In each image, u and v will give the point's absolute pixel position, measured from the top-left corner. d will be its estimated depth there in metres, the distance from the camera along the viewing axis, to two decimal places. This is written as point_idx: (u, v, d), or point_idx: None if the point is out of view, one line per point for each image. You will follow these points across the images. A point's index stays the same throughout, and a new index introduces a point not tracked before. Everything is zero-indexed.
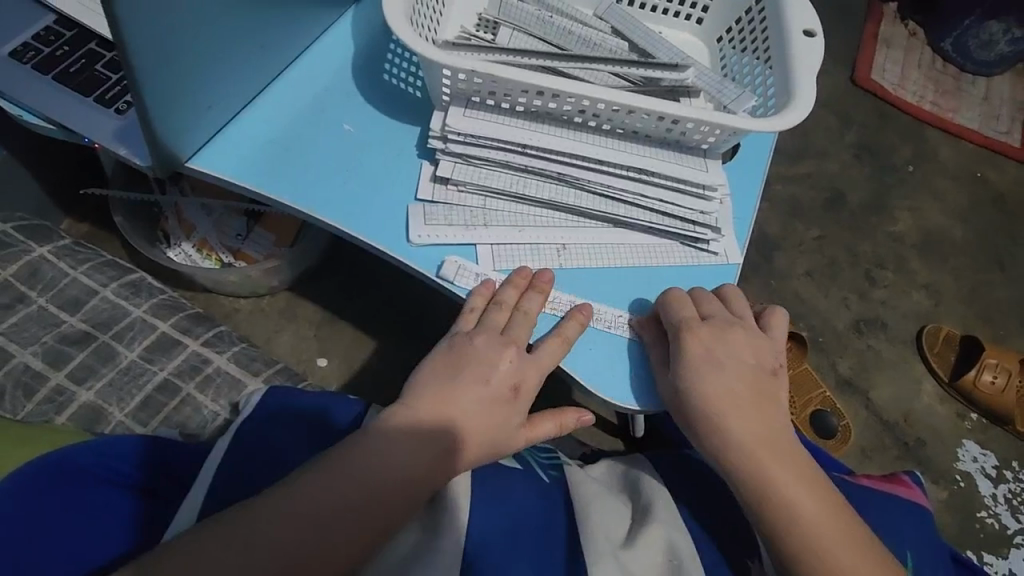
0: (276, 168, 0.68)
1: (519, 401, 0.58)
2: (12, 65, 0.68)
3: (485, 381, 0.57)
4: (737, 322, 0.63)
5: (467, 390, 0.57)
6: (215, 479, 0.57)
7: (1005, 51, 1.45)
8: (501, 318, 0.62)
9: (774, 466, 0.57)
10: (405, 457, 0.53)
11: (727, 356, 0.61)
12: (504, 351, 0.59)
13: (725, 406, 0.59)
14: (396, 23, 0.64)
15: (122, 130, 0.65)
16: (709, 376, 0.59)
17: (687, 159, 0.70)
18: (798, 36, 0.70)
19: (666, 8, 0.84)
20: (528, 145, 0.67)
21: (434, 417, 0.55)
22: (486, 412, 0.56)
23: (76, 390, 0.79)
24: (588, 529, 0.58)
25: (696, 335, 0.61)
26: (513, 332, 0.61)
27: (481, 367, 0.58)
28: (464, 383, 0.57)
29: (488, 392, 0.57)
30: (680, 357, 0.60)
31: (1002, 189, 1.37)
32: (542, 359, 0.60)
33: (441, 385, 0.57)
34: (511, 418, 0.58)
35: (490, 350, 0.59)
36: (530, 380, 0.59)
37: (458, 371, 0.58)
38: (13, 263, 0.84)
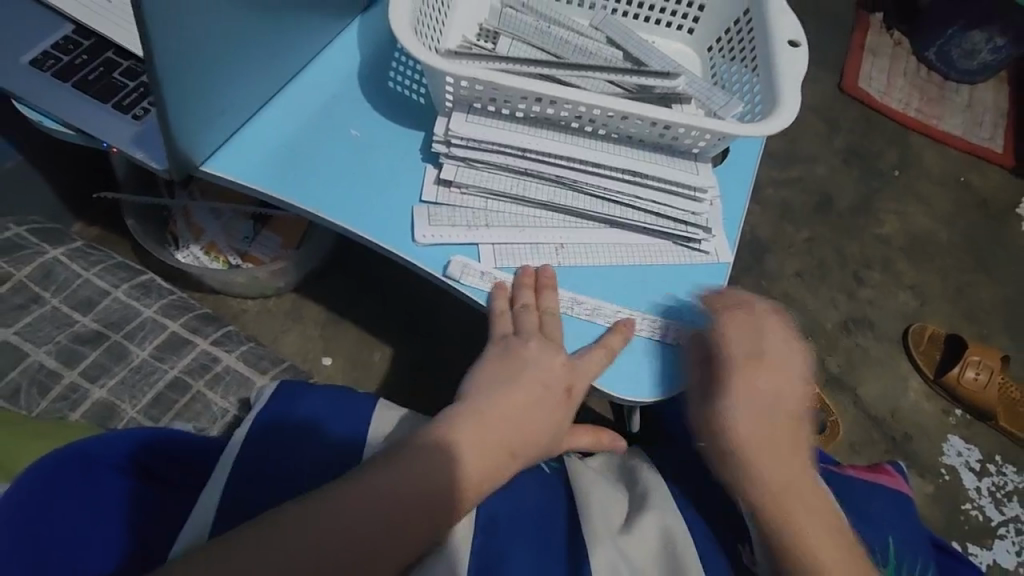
0: (287, 172, 0.71)
1: (573, 400, 0.63)
2: (33, 73, 0.71)
3: (544, 386, 0.61)
4: (789, 364, 0.66)
5: (523, 394, 0.60)
6: (234, 468, 0.60)
7: (988, 60, 1.50)
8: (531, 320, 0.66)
9: (794, 508, 0.59)
10: (469, 457, 0.56)
11: (765, 389, 0.64)
12: (558, 359, 0.63)
13: (754, 439, 0.62)
14: (402, 33, 0.67)
15: (139, 135, 0.68)
16: (745, 409, 0.63)
17: (679, 163, 0.73)
18: (783, 46, 0.74)
19: (659, 19, 0.88)
20: (528, 149, 0.71)
21: (493, 417, 0.58)
22: (544, 413, 0.61)
23: (89, 387, 0.81)
24: (588, 515, 0.60)
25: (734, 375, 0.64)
26: (550, 331, 0.66)
27: (535, 372, 0.62)
28: (520, 386, 0.61)
29: (545, 397, 0.61)
30: (715, 393, 0.64)
31: (985, 193, 1.41)
32: (586, 366, 0.64)
33: (503, 389, 0.60)
34: (563, 419, 0.62)
35: (541, 355, 0.63)
36: (581, 383, 0.63)
37: (516, 375, 0.61)
38: (27, 265, 0.87)
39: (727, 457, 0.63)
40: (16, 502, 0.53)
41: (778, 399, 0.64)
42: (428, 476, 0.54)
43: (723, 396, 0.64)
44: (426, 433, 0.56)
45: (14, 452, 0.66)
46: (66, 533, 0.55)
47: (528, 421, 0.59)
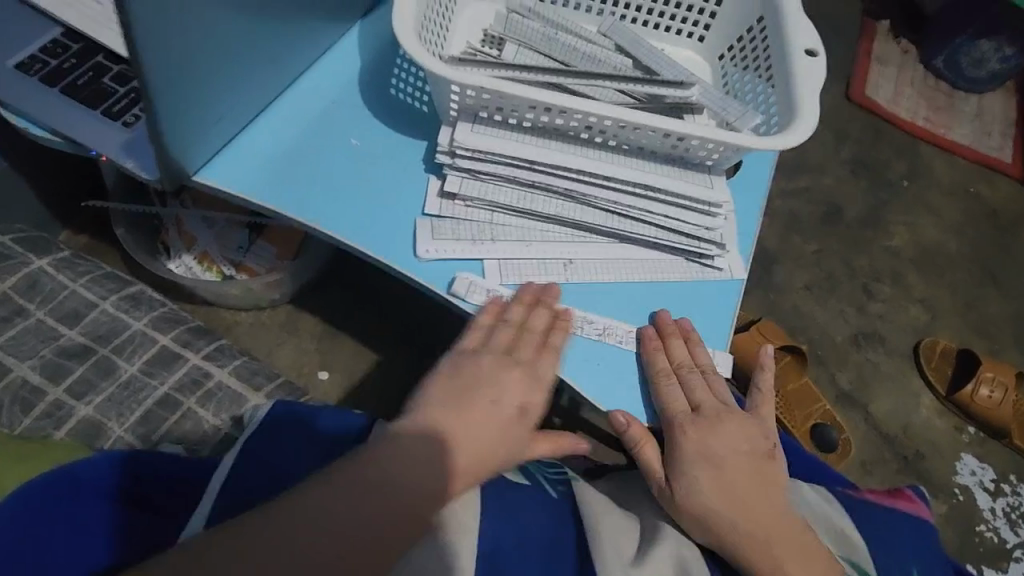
0: (284, 183, 0.68)
1: (529, 418, 0.60)
2: (18, 77, 0.68)
3: (496, 403, 0.59)
4: (724, 410, 0.64)
5: (475, 411, 0.58)
6: (224, 489, 0.57)
7: (996, 69, 1.48)
8: (505, 336, 0.63)
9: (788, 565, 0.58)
10: (424, 477, 0.54)
11: (717, 441, 0.62)
12: (516, 375, 0.61)
13: (733, 502, 0.60)
14: (404, 38, 0.64)
15: (129, 143, 0.65)
16: (710, 471, 0.61)
17: (692, 176, 0.70)
18: (800, 55, 0.71)
19: (669, 26, 0.85)
20: (536, 161, 0.68)
21: (445, 437, 0.56)
22: (498, 432, 0.58)
23: (75, 404, 0.78)
24: (601, 551, 0.57)
25: (689, 438, 0.61)
26: (519, 352, 0.62)
27: (489, 390, 0.59)
28: (471, 404, 0.58)
29: (497, 414, 0.59)
30: (676, 462, 0.61)
31: (996, 205, 1.39)
32: (545, 377, 0.62)
33: (452, 407, 0.58)
34: (518, 436, 0.60)
35: (495, 371, 0.61)
36: (538, 401, 0.61)
37: (469, 391, 0.59)
38: (12, 275, 0.84)
39: (706, 527, 0.60)
40: (11, 515, 0.52)
41: (732, 448, 0.62)
42: (385, 500, 0.51)
43: (686, 462, 0.61)
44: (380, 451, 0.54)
45: None
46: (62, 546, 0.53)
47: (480, 441, 0.57)
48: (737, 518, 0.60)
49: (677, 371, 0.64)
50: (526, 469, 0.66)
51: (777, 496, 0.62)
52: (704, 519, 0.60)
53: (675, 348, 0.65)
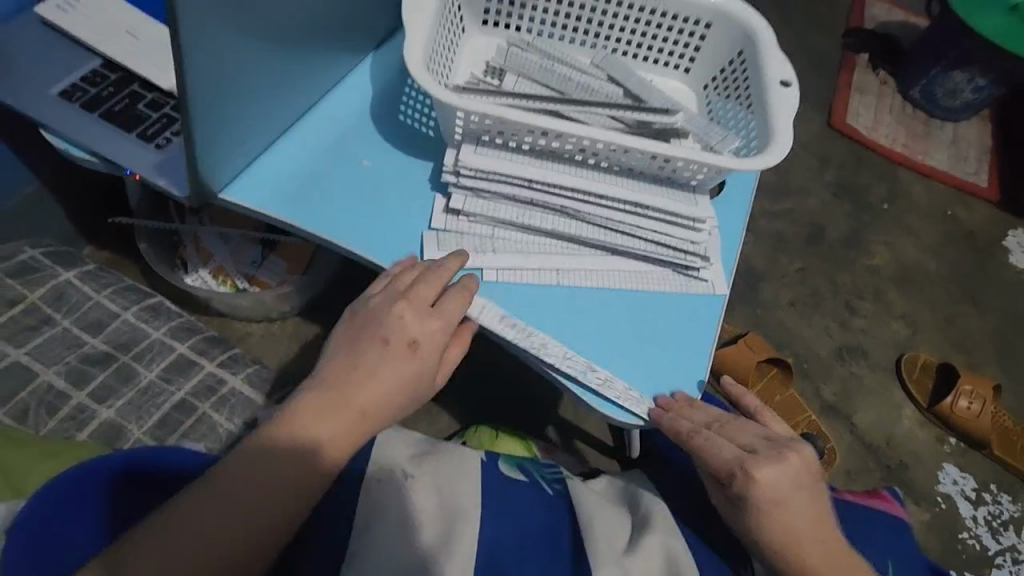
0: (300, 200, 0.74)
1: (424, 352, 0.62)
2: (61, 104, 0.74)
3: (385, 341, 0.61)
4: (778, 448, 0.65)
5: (369, 353, 0.60)
6: None
7: (971, 99, 1.55)
8: (408, 281, 0.65)
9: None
10: (316, 423, 0.57)
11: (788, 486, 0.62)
12: (403, 311, 0.62)
13: (810, 549, 0.61)
14: (415, 69, 0.70)
15: (162, 163, 0.71)
16: (785, 518, 0.61)
17: (677, 195, 0.76)
18: (775, 86, 0.78)
19: (657, 58, 0.91)
20: (534, 181, 0.74)
21: (348, 378, 0.59)
22: (395, 366, 0.60)
23: (97, 408, 0.82)
24: (592, 535, 0.62)
25: (761, 485, 0.61)
26: (416, 291, 0.64)
27: (382, 327, 0.61)
28: (363, 346, 0.60)
29: (389, 352, 0.60)
30: (750, 509, 0.62)
31: (972, 227, 1.45)
32: (447, 317, 0.63)
33: (346, 357, 0.60)
34: (421, 368, 0.61)
35: (387, 310, 0.62)
36: (428, 335, 0.62)
37: (362, 335, 0.61)
38: (40, 287, 0.88)
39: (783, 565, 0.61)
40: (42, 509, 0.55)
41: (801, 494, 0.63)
42: (279, 459, 0.54)
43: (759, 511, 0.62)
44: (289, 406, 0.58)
45: (25, 470, 0.67)
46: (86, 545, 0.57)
47: (374, 375, 0.59)
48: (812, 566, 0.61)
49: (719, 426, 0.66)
50: (523, 467, 0.72)
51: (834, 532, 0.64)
52: (782, 557, 0.61)
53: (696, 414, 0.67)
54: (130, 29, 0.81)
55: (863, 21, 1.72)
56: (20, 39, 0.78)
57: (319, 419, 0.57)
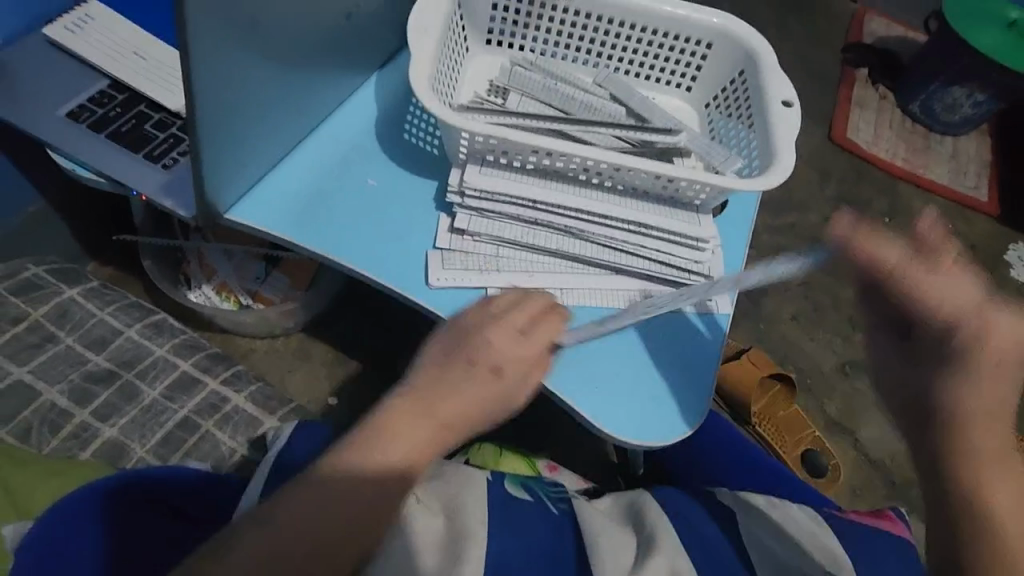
0: (305, 220, 0.74)
1: (511, 377, 0.57)
2: (69, 125, 0.75)
3: (474, 363, 0.56)
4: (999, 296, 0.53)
5: (458, 374, 0.56)
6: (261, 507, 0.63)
7: (970, 113, 1.56)
8: (501, 304, 0.60)
9: (999, 493, 0.49)
10: (408, 442, 0.54)
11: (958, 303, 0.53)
12: (493, 333, 0.57)
13: (996, 418, 0.51)
14: (420, 90, 0.71)
15: (169, 184, 0.71)
16: (995, 380, 0.51)
17: (680, 214, 0.76)
18: (777, 106, 0.78)
19: (659, 77, 0.92)
20: (537, 201, 0.74)
21: (435, 392, 0.55)
22: (483, 392, 0.56)
23: (100, 426, 0.82)
24: (598, 554, 0.62)
25: (998, 330, 0.52)
26: (511, 316, 0.59)
27: (474, 347, 0.57)
28: (455, 366, 0.56)
29: (476, 374, 0.56)
30: (961, 359, 0.51)
31: (973, 241, 1.46)
32: (536, 343, 0.59)
33: (438, 375, 0.56)
34: (508, 392, 0.57)
35: (482, 331, 0.58)
36: (519, 360, 0.57)
37: (454, 353, 0.57)
38: (44, 304, 0.88)
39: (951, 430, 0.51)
40: (54, 527, 0.56)
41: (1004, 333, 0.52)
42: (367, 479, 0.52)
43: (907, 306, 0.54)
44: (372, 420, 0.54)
45: (29, 490, 0.67)
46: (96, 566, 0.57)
47: (460, 394, 0.55)
48: (960, 420, 0.51)
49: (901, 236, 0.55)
50: (529, 487, 0.72)
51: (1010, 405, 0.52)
52: (978, 416, 0.51)
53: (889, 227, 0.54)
54: (138, 51, 0.82)
55: (862, 36, 1.73)
56: (27, 59, 0.78)
57: (403, 433, 0.54)
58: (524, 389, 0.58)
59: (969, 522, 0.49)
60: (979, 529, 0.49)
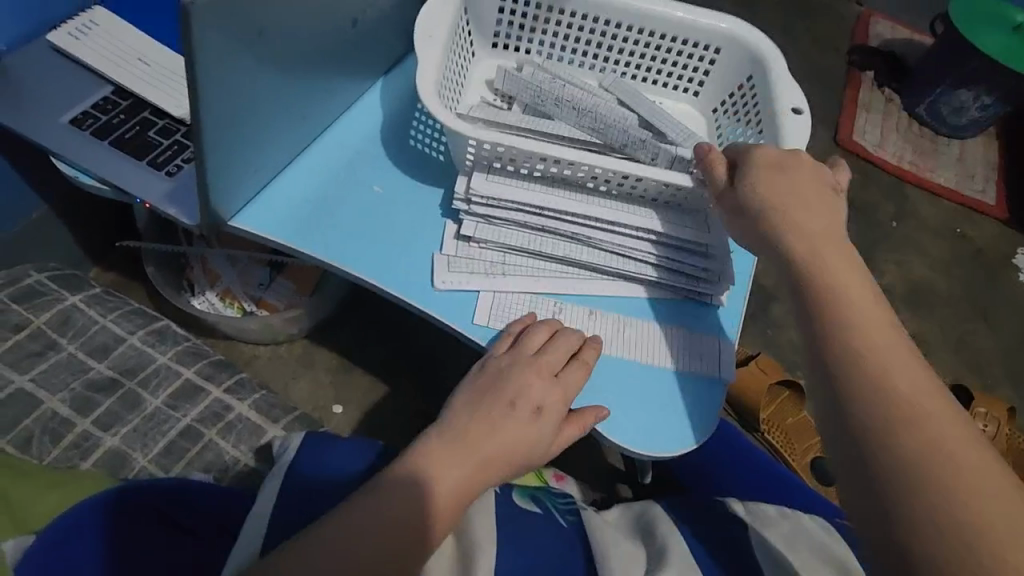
0: (308, 227, 0.73)
1: (546, 420, 0.61)
2: (72, 132, 0.74)
3: (511, 404, 0.60)
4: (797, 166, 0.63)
5: (495, 413, 0.59)
6: (273, 524, 0.60)
7: (977, 116, 1.55)
8: (536, 342, 0.66)
9: (895, 372, 0.47)
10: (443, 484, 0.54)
11: (791, 199, 0.60)
12: (532, 376, 0.63)
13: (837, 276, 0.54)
14: (426, 98, 0.70)
15: (173, 192, 0.71)
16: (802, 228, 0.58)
17: (690, 220, 0.75)
18: (786, 112, 0.77)
19: (667, 82, 0.91)
20: (545, 208, 0.73)
21: (476, 428, 0.58)
22: (519, 434, 0.59)
23: (102, 435, 0.82)
24: (608, 567, 0.61)
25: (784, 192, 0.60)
26: (545, 355, 0.65)
27: (510, 388, 0.61)
28: (493, 405, 0.60)
29: (513, 415, 0.59)
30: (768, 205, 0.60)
31: (982, 245, 1.45)
32: (569, 387, 0.64)
33: (476, 412, 0.59)
34: (540, 440, 0.60)
35: (519, 373, 0.63)
36: (553, 403, 0.62)
37: (492, 392, 0.61)
38: (46, 311, 0.88)
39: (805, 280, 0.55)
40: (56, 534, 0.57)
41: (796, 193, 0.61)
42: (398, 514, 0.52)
43: (771, 225, 0.59)
44: (413, 455, 0.56)
45: (31, 502, 0.66)
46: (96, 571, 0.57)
47: (498, 433, 0.58)
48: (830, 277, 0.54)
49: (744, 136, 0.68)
50: (538, 499, 0.71)
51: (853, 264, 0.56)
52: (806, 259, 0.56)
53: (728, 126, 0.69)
54: (142, 56, 0.81)
55: (867, 38, 1.72)
56: (29, 65, 0.78)
57: (445, 468, 0.55)
58: (556, 437, 0.61)
59: (871, 413, 0.46)
60: (858, 404, 0.47)
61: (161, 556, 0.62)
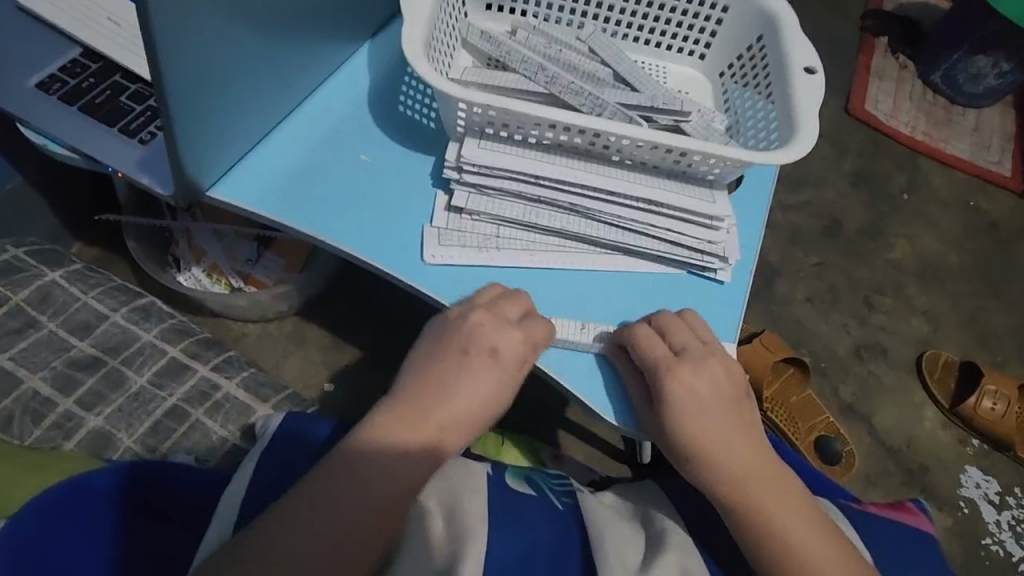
0: (291, 198, 0.69)
1: (506, 362, 0.59)
2: (39, 97, 0.70)
3: (463, 353, 0.58)
4: (709, 353, 0.62)
5: (448, 367, 0.58)
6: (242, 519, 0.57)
7: (994, 84, 1.49)
8: (489, 295, 0.63)
9: (785, 518, 0.57)
10: (386, 471, 0.53)
11: (711, 411, 0.60)
12: (481, 321, 0.60)
13: (733, 462, 0.59)
14: (414, 57, 0.65)
15: (145, 159, 0.67)
16: (702, 427, 0.59)
17: (693, 190, 0.71)
18: (799, 73, 0.72)
19: (671, 44, 0.86)
20: (541, 177, 0.69)
21: (431, 392, 0.57)
22: (475, 383, 0.58)
23: (85, 415, 0.79)
24: (603, 553, 0.58)
25: (685, 387, 0.59)
26: (497, 304, 0.61)
27: (459, 341, 0.59)
28: (444, 364, 0.58)
29: (466, 364, 0.58)
30: (664, 408, 0.59)
31: (996, 218, 1.40)
32: (532, 329, 0.61)
33: (429, 372, 0.58)
34: (500, 381, 0.59)
35: (473, 322, 0.60)
36: (512, 346, 0.60)
37: (441, 350, 0.59)
38: (24, 287, 0.85)
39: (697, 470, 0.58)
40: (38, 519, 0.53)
41: (696, 385, 0.60)
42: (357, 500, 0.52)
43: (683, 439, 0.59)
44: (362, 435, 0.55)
45: (9, 486, 0.64)
46: (77, 558, 0.55)
47: (454, 392, 0.57)
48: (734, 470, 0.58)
49: (665, 324, 0.64)
50: (529, 480, 0.68)
51: (756, 442, 0.61)
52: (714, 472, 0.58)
53: (669, 321, 0.64)
54: (111, 15, 0.76)
55: (881, 2, 1.65)
56: None
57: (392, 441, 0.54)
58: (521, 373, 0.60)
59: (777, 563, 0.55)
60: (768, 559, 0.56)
61: (156, 544, 0.61)
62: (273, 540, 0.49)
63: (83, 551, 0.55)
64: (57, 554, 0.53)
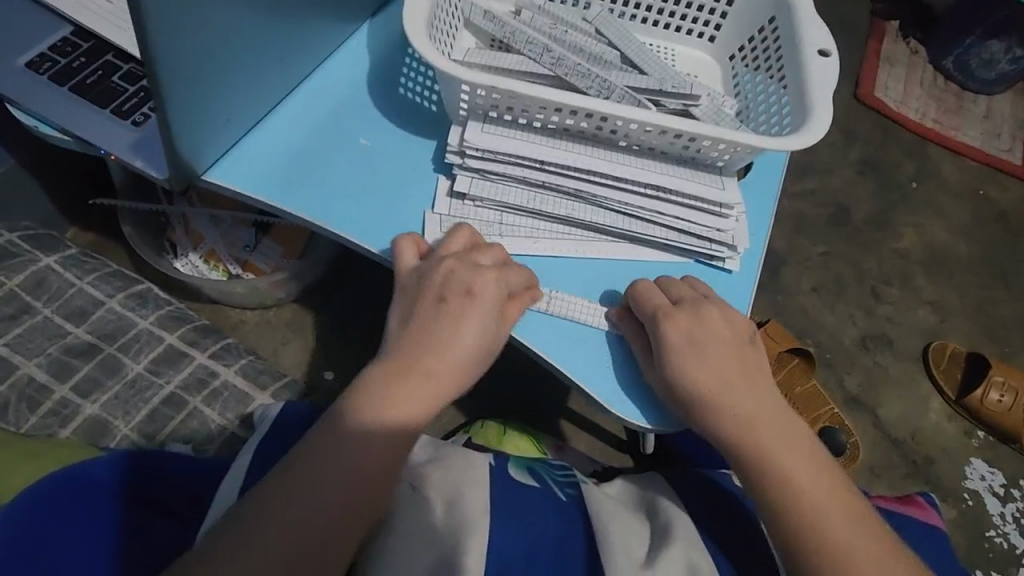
0: (289, 183, 0.67)
1: (483, 300, 0.58)
2: (29, 76, 0.68)
3: (438, 300, 0.57)
4: (706, 301, 0.61)
5: (426, 317, 0.57)
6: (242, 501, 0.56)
7: (1006, 70, 1.47)
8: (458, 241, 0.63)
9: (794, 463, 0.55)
10: (377, 441, 0.51)
11: (712, 353, 0.58)
12: (453, 267, 0.59)
13: (738, 402, 0.57)
14: (417, 39, 0.63)
15: (138, 142, 0.65)
16: (703, 369, 0.57)
17: (702, 176, 0.69)
18: (812, 55, 0.70)
19: (680, 25, 0.83)
20: (547, 162, 0.67)
21: (414, 344, 0.56)
22: (455, 330, 0.56)
23: (81, 402, 0.78)
24: (608, 545, 0.57)
25: (682, 331, 0.59)
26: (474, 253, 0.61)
27: (434, 291, 0.58)
28: (427, 318, 0.57)
29: (445, 310, 0.57)
30: (663, 358, 0.58)
31: (1005, 207, 1.38)
32: (508, 276, 0.61)
33: (415, 331, 0.56)
34: (483, 325, 0.57)
35: (459, 274, 0.59)
36: (484, 285, 0.59)
37: (418, 303, 0.58)
38: (18, 272, 0.83)
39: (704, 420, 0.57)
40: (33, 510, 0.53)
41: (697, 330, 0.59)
42: (350, 474, 0.50)
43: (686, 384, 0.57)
44: (351, 399, 0.53)
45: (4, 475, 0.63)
46: (73, 552, 0.53)
47: (444, 347, 0.55)
48: (739, 411, 0.57)
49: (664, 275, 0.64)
50: (532, 472, 0.67)
51: (764, 389, 0.58)
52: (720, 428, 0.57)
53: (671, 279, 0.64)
54: None
55: None
56: None
57: (384, 406, 0.53)
58: (502, 317, 0.59)
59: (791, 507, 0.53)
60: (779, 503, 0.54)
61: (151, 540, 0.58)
62: (263, 521, 0.47)
63: (82, 548, 0.54)
64: (52, 549, 0.52)
